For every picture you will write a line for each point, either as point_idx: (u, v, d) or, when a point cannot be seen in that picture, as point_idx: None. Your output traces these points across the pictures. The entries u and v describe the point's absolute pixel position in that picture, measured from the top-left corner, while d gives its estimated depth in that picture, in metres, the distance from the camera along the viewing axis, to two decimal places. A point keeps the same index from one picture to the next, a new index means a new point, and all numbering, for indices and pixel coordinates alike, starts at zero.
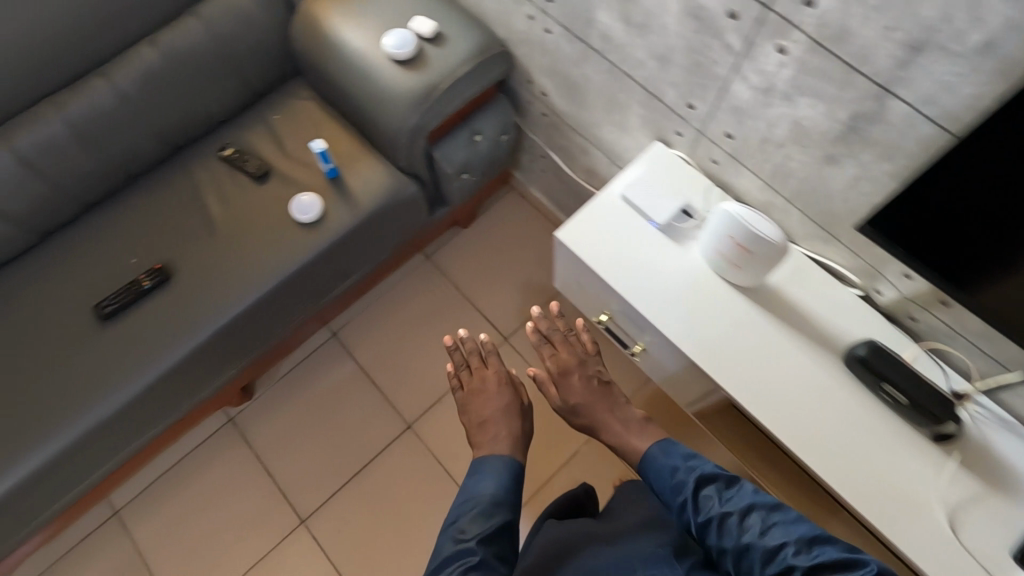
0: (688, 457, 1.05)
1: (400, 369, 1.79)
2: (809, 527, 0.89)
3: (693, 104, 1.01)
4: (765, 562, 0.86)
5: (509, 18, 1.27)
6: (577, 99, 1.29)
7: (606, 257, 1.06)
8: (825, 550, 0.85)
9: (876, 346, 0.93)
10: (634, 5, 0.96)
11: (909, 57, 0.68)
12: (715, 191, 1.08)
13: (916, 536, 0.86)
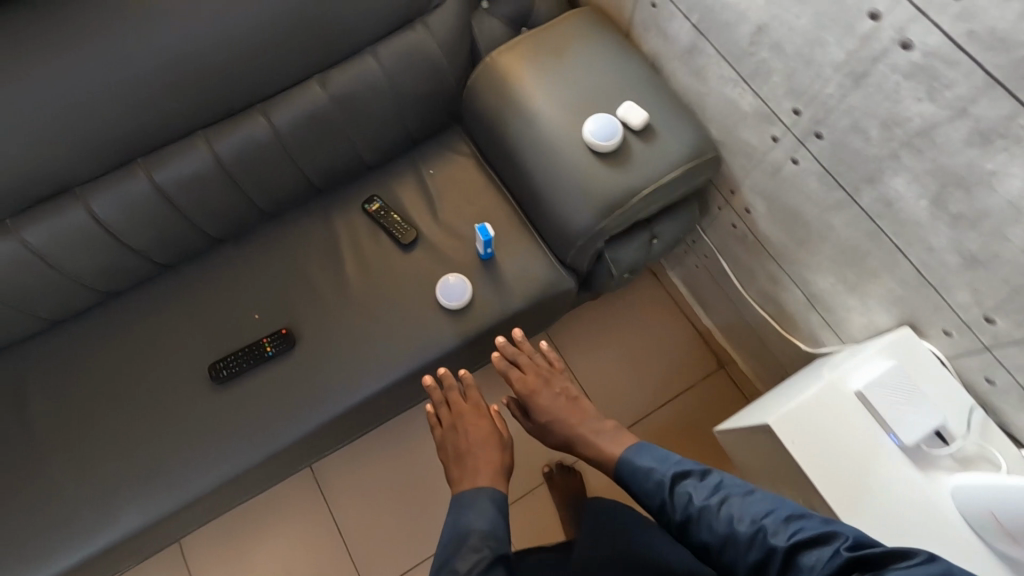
0: (674, 463, 0.91)
1: None
2: (776, 502, 0.80)
3: (995, 319, 0.80)
4: (749, 550, 0.76)
5: (738, 127, 1.06)
6: (797, 236, 1.08)
7: (830, 469, 0.87)
8: (804, 528, 0.74)
9: None
10: (962, 195, 0.74)
11: None
12: (978, 415, 0.88)
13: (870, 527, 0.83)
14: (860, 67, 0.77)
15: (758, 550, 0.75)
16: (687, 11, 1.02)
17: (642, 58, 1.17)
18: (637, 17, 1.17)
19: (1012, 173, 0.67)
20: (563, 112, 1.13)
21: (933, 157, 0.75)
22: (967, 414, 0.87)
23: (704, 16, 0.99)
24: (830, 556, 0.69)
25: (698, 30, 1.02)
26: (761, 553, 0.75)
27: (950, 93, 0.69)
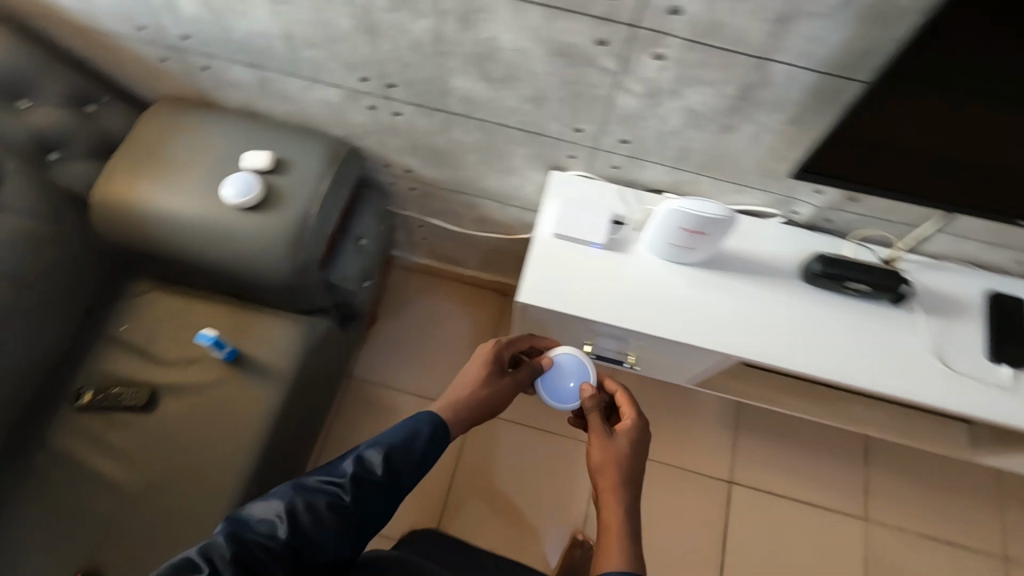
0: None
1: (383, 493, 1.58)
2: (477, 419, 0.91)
3: (581, 127, 1.03)
4: (352, 470, 0.79)
5: (345, 116, 1.18)
6: (449, 165, 1.26)
7: (575, 297, 1.05)
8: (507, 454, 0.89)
9: (826, 256, 1.04)
10: (491, 64, 0.95)
11: (782, 27, 0.75)
12: (629, 192, 1.14)
13: (539, 298, 1.05)
14: (366, 22, 0.93)
15: (325, 490, 0.77)
16: (231, 56, 1.09)
17: (235, 113, 1.23)
18: (203, 85, 1.21)
19: (499, 31, 0.88)
20: (198, 196, 1.13)
21: (459, 48, 0.93)
22: (622, 197, 1.13)
23: (245, 54, 1.07)
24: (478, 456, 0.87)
25: (252, 66, 1.10)
26: (340, 489, 0.77)
27: (424, 4, 0.86)
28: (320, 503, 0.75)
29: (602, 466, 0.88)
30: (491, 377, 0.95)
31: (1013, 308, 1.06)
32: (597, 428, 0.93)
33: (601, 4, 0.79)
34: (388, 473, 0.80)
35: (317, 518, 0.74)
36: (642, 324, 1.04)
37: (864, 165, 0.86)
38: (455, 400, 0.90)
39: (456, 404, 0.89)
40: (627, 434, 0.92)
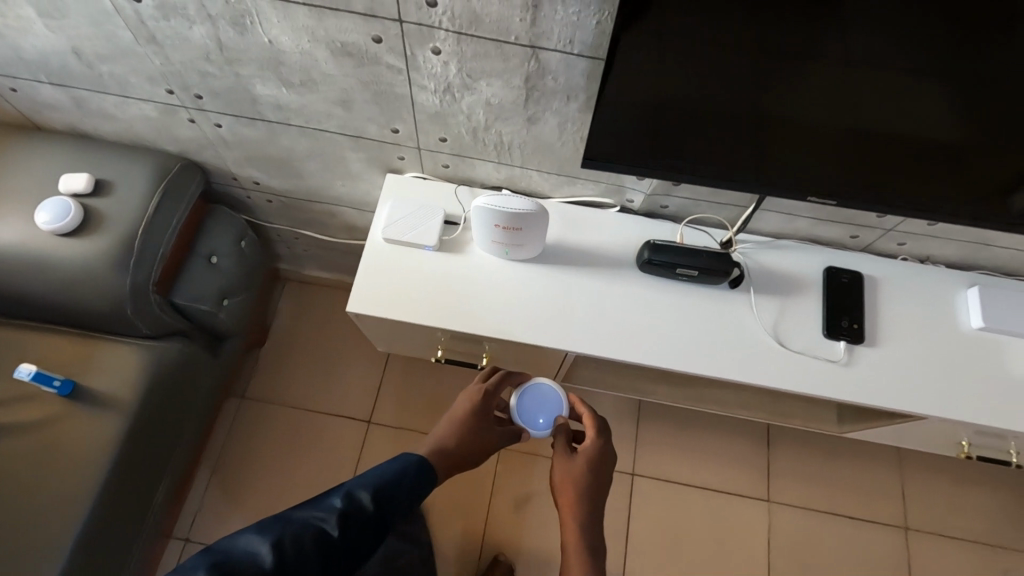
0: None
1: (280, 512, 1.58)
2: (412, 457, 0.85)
3: (396, 128, 1.01)
4: (348, 500, 0.75)
5: (171, 131, 1.14)
6: (292, 176, 1.22)
7: (405, 302, 1.03)
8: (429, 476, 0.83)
9: (654, 243, 1.03)
10: (284, 70, 0.92)
11: (535, 14, 0.73)
12: (465, 190, 1.11)
13: (368, 306, 1.02)
14: (145, 33, 0.89)
15: (317, 517, 0.72)
16: (33, 76, 1.05)
17: (60, 135, 1.18)
18: (23, 108, 1.16)
19: (275, 35, 0.85)
20: (14, 224, 1.09)
21: (245, 55, 0.90)
22: (456, 196, 1.10)
23: (45, 73, 1.03)
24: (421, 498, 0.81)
25: (58, 85, 1.06)
26: (336, 517, 0.72)
27: (191, 11, 0.83)
28: (306, 527, 0.70)
29: (562, 484, 0.88)
30: (476, 415, 0.92)
31: (847, 281, 1.05)
32: (559, 449, 0.91)
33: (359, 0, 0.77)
34: (378, 505, 0.76)
35: (302, 548, 0.68)
36: (474, 325, 1.02)
37: (648, 154, 0.89)
38: (443, 438, 0.88)
39: (442, 442, 0.88)
40: (587, 450, 0.90)
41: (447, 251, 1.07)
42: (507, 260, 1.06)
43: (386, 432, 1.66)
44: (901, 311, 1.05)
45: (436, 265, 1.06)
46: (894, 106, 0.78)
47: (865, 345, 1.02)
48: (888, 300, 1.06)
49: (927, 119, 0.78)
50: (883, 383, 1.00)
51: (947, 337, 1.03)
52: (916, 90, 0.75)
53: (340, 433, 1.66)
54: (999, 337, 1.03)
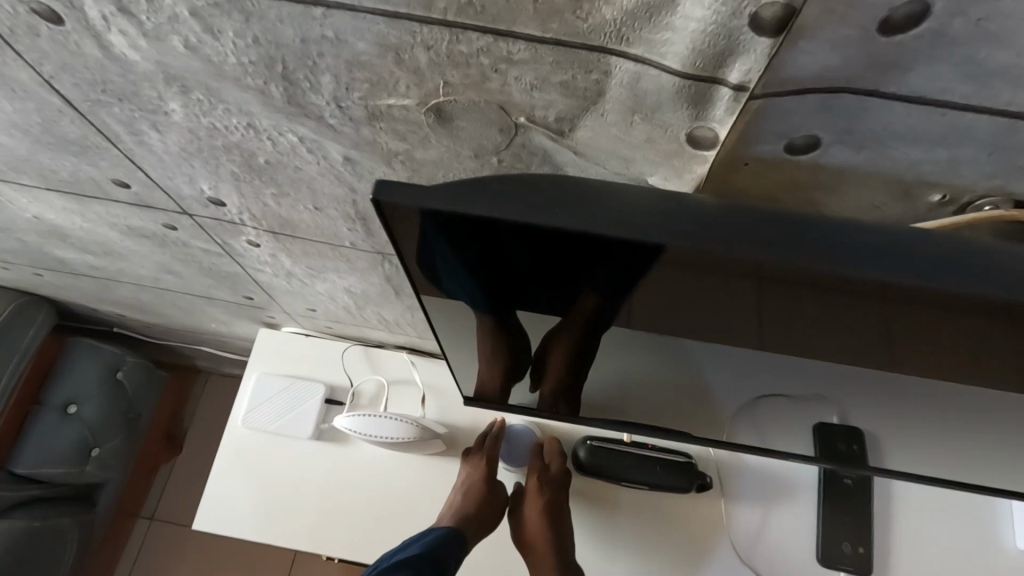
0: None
1: None
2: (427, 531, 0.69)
3: (249, 295, 0.76)
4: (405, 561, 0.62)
5: None
6: (156, 314, 0.98)
7: (269, 518, 0.79)
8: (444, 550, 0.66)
9: (592, 443, 0.81)
10: (74, 240, 0.67)
11: (366, 225, 0.48)
12: (357, 352, 0.87)
13: (221, 524, 0.79)
14: None
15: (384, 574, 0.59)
16: None
17: None
18: None
19: (35, 211, 0.60)
20: None
21: (16, 225, 0.65)
22: (345, 363, 0.86)
23: None
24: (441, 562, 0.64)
25: None
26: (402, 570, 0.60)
27: None
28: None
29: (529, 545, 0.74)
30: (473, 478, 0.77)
31: (852, 483, 0.79)
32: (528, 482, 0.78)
33: (118, 192, 0.52)
34: (429, 553, 0.64)
35: None
36: (356, 553, 0.77)
37: (555, 377, 0.55)
38: (464, 507, 0.73)
39: (461, 504, 0.73)
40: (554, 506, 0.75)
41: (328, 442, 0.82)
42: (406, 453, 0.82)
43: (314, 563, 1.43)
44: (921, 523, 0.79)
45: (312, 462, 0.81)
46: (968, 382, 0.40)
47: None
48: (905, 507, 0.80)
49: (978, 417, 0.49)
50: None
51: (986, 561, 0.77)
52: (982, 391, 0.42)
53: (262, 562, 1.44)
54: None
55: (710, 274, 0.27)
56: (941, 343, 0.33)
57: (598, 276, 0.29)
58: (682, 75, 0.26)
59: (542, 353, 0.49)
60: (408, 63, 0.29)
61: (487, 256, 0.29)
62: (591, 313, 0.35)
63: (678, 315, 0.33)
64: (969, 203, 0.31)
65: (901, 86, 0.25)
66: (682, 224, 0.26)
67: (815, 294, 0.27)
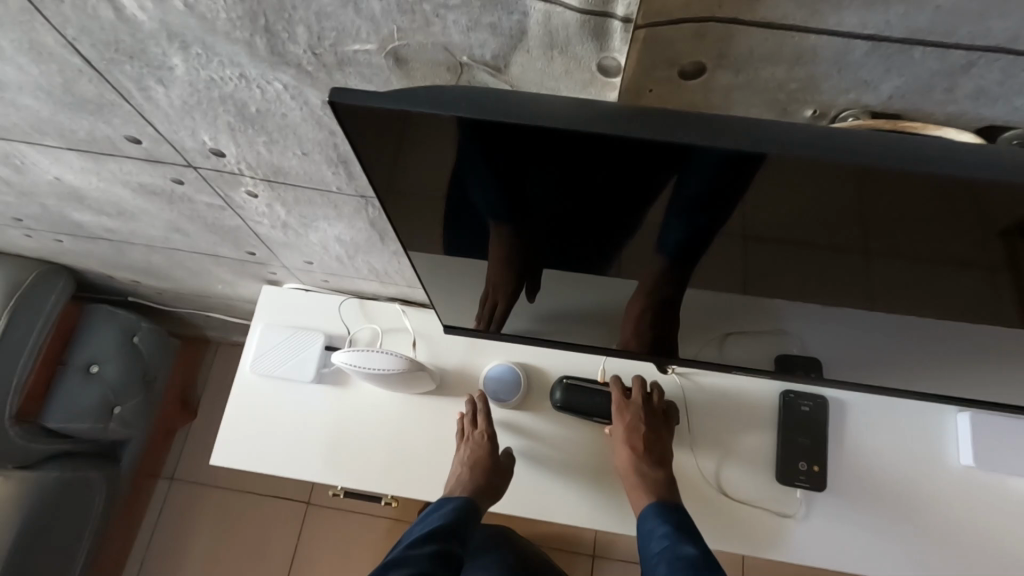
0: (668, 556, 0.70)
1: None
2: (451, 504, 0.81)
3: (252, 251, 0.83)
4: (424, 540, 0.76)
5: (10, 242, 0.97)
6: (167, 278, 1.06)
7: (278, 453, 0.87)
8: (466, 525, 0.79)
9: (569, 379, 0.86)
10: (89, 201, 0.74)
11: (348, 169, 0.54)
12: (352, 304, 0.94)
13: (235, 460, 0.87)
14: None
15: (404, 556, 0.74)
16: None
17: None
18: None
19: (56, 173, 0.67)
20: None
21: (39, 189, 0.72)
22: (341, 314, 0.93)
23: None
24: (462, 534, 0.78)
25: None
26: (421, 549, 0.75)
27: None
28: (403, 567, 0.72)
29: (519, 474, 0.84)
30: (471, 444, 0.83)
31: (808, 409, 0.87)
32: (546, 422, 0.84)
33: (130, 148, 0.58)
34: (443, 528, 0.77)
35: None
36: (358, 481, 0.85)
37: (553, 297, 0.60)
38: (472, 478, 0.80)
39: (467, 477, 0.80)
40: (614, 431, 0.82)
41: (329, 385, 0.90)
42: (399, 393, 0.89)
43: (324, 515, 1.53)
44: (871, 443, 0.87)
45: (315, 404, 0.89)
46: (923, 301, 0.46)
47: (828, 493, 0.85)
48: (857, 430, 0.87)
49: (910, 335, 0.56)
50: (849, 539, 0.83)
51: (929, 475, 0.85)
52: (934, 313, 0.48)
53: (275, 516, 1.54)
54: (994, 475, 0.84)
55: (713, 170, 0.32)
56: (900, 252, 0.38)
57: (607, 181, 0.34)
58: (580, 11, 0.32)
59: (547, 278, 0.54)
60: (365, 12, 0.35)
61: (511, 161, 0.34)
62: (598, 224, 0.40)
63: (662, 220, 0.38)
64: (837, 116, 0.37)
65: (751, 14, 0.31)
66: (697, 123, 0.30)
67: (803, 183, 0.32)
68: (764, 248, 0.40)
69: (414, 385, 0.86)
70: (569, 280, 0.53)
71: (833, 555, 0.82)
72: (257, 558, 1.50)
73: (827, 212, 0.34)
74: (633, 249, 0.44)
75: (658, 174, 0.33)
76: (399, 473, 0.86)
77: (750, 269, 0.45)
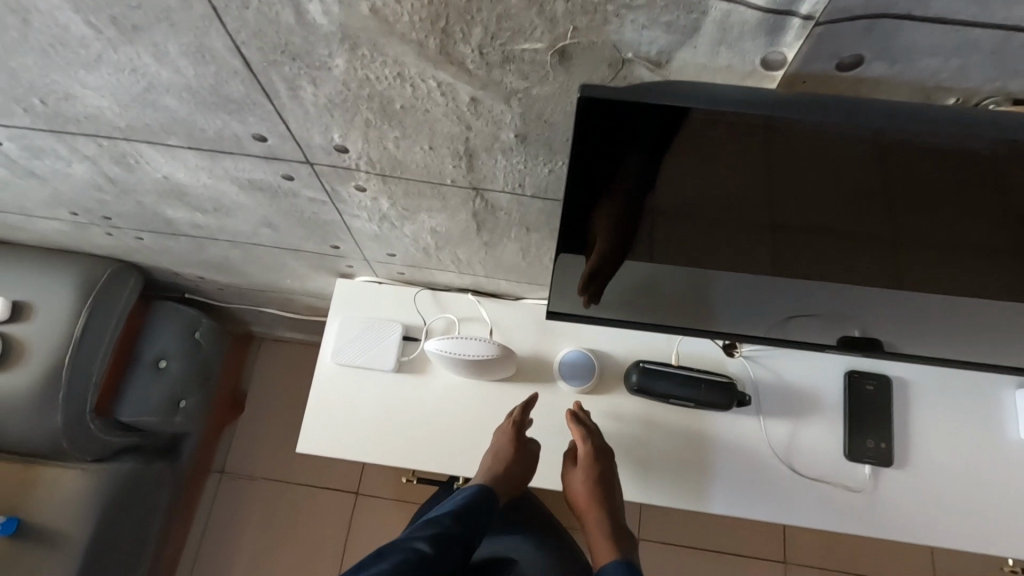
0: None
1: None
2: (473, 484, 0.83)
3: (337, 245, 0.86)
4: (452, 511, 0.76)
5: (88, 240, 1.00)
6: (236, 274, 1.09)
7: (361, 439, 0.90)
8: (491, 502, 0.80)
9: (642, 364, 0.89)
10: (189, 198, 0.76)
11: (471, 161, 0.57)
12: (425, 294, 0.97)
13: (320, 446, 0.90)
14: (18, 168, 0.74)
15: (429, 525, 0.74)
16: None
17: None
18: None
19: (166, 171, 0.70)
20: None
21: (142, 187, 0.75)
22: (416, 305, 0.96)
23: None
24: (488, 509, 0.80)
25: None
26: (448, 523, 0.74)
27: (62, 152, 0.68)
28: (428, 539, 0.71)
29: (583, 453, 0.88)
30: (514, 445, 0.84)
31: (872, 389, 0.91)
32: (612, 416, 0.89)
33: (254, 146, 0.61)
34: (472, 499, 0.78)
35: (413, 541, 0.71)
36: (441, 463, 0.89)
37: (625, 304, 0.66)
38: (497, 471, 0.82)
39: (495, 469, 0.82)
40: (585, 470, 0.83)
41: (408, 374, 0.93)
42: (476, 379, 0.92)
43: (373, 505, 1.56)
44: (933, 420, 0.90)
45: (396, 392, 0.92)
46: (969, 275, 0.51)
47: (894, 469, 0.88)
48: (920, 408, 0.91)
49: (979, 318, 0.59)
50: (917, 511, 0.86)
51: (990, 450, 0.88)
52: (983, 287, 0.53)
53: (325, 507, 1.57)
54: None
55: (753, 139, 0.40)
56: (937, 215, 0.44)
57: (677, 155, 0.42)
58: (763, 10, 0.35)
59: (616, 280, 0.61)
60: (547, 13, 0.38)
61: (595, 138, 0.42)
62: (663, 209, 0.48)
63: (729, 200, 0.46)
64: (978, 103, 0.40)
65: (927, 11, 0.34)
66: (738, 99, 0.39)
67: (825, 151, 0.40)
68: (789, 220, 0.47)
69: (492, 372, 0.90)
70: (638, 282, 0.60)
71: (901, 528, 0.85)
72: (309, 548, 1.53)
73: (841, 168, 0.41)
74: (698, 240, 0.51)
75: (702, 138, 0.41)
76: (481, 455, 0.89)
77: (803, 254, 0.51)
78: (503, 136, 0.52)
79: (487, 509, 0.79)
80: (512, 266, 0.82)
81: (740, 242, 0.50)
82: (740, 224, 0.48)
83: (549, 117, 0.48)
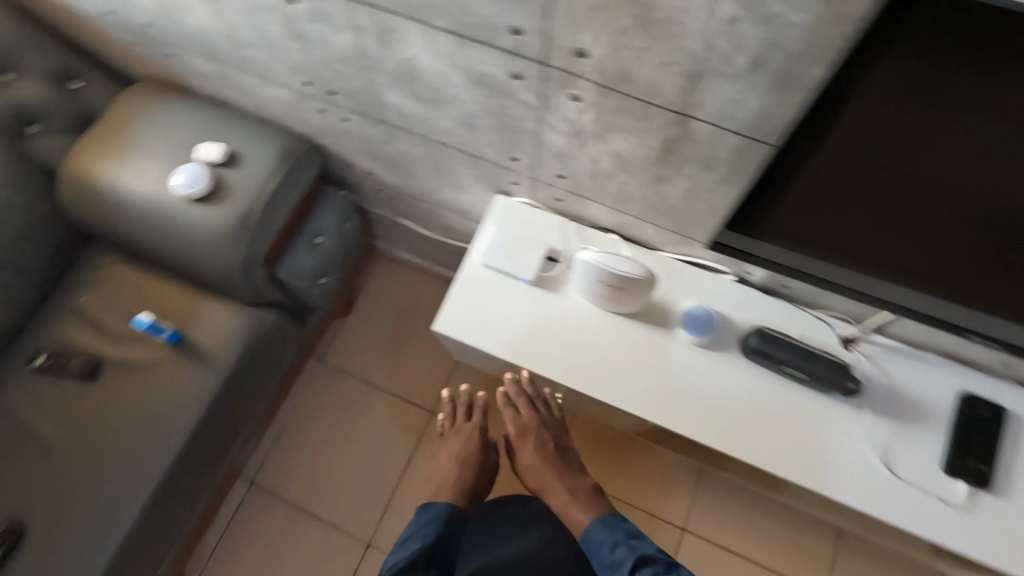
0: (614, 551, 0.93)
1: (332, 476, 1.65)
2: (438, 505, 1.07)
3: (516, 157, 0.97)
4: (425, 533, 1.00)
5: (300, 114, 1.16)
6: (404, 176, 1.22)
7: (490, 333, 1.01)
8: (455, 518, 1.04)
9: (763, 330, 0.94)
10: (416, 84, 0.89)
11: (694, 84, 0.66)
12: (572, 226, 1.07)
13: (454, 330, 1.01)
14: (292, 29, 0.89)
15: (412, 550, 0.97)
16: (189, 48, 1.10)
17: (205, 102, 1.25)
18: (176, 69, 1.22)
19: (414, 53, 0.83)
20: (149, 182, 1.16)
21: (382, 66, 0.89)
22: (562, 232, 1.06)
23: (201, 48, 1.07)
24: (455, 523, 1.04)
25: (211, 58, 1.10)
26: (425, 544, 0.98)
27: (338, 19, 0.83)
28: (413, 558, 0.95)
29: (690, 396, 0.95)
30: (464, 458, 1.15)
31: (987, 415, 0.92)
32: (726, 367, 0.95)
33: (506, 39, 0.72)
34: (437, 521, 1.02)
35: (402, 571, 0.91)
36: (557, 371, 0.98)
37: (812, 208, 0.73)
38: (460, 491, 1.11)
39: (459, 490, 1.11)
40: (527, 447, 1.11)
41: (542, 288, 1.03)
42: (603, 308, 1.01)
43: None
44: None
45: (529, 301, 1.02)
46: None
47: (992, 494, 0.89)
48: None
49: None
50: (1007, 539, 0.87)
51: None
52: None
53: (403, 416, 1.70)
54: None
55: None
56: None
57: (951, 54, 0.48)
58: None
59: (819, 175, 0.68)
60: None
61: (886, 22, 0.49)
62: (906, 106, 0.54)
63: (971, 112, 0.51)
64: None
65: None
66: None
67: None
68: (948, 150, 0.56)
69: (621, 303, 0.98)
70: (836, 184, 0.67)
71: (988, 551, 0.86)
72: (381, 448, 1.67)
73: None
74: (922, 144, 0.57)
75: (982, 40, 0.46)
76: (595, 374, 0.97)
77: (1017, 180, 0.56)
78: (738, 60, 0.61)
79: (451, 523, 1.03)
80: (670, 208, 0.90)
81: (959, 153, 0.56)
82: (965, 137, 0.54)
83: (792, 45, 0.56)
